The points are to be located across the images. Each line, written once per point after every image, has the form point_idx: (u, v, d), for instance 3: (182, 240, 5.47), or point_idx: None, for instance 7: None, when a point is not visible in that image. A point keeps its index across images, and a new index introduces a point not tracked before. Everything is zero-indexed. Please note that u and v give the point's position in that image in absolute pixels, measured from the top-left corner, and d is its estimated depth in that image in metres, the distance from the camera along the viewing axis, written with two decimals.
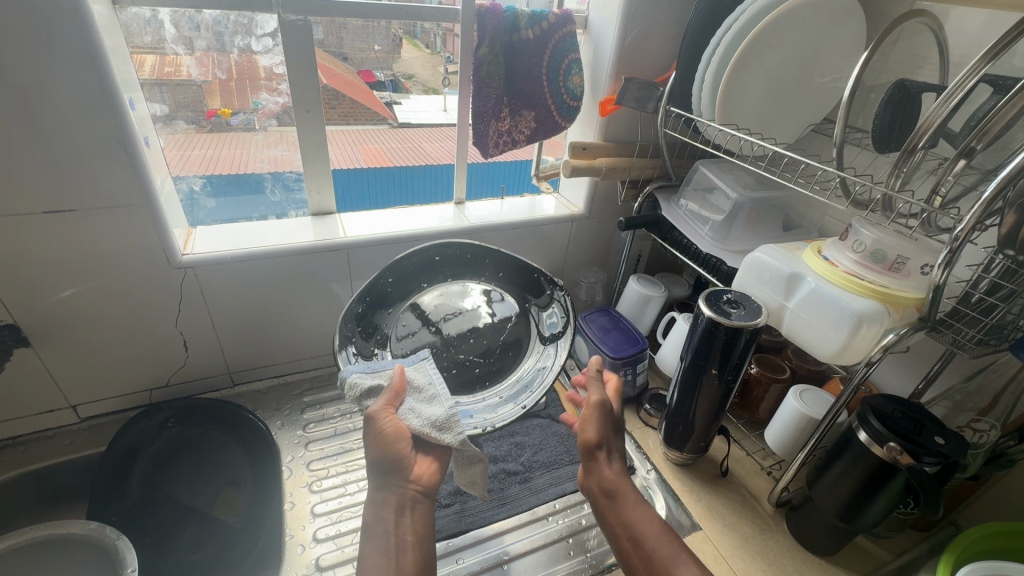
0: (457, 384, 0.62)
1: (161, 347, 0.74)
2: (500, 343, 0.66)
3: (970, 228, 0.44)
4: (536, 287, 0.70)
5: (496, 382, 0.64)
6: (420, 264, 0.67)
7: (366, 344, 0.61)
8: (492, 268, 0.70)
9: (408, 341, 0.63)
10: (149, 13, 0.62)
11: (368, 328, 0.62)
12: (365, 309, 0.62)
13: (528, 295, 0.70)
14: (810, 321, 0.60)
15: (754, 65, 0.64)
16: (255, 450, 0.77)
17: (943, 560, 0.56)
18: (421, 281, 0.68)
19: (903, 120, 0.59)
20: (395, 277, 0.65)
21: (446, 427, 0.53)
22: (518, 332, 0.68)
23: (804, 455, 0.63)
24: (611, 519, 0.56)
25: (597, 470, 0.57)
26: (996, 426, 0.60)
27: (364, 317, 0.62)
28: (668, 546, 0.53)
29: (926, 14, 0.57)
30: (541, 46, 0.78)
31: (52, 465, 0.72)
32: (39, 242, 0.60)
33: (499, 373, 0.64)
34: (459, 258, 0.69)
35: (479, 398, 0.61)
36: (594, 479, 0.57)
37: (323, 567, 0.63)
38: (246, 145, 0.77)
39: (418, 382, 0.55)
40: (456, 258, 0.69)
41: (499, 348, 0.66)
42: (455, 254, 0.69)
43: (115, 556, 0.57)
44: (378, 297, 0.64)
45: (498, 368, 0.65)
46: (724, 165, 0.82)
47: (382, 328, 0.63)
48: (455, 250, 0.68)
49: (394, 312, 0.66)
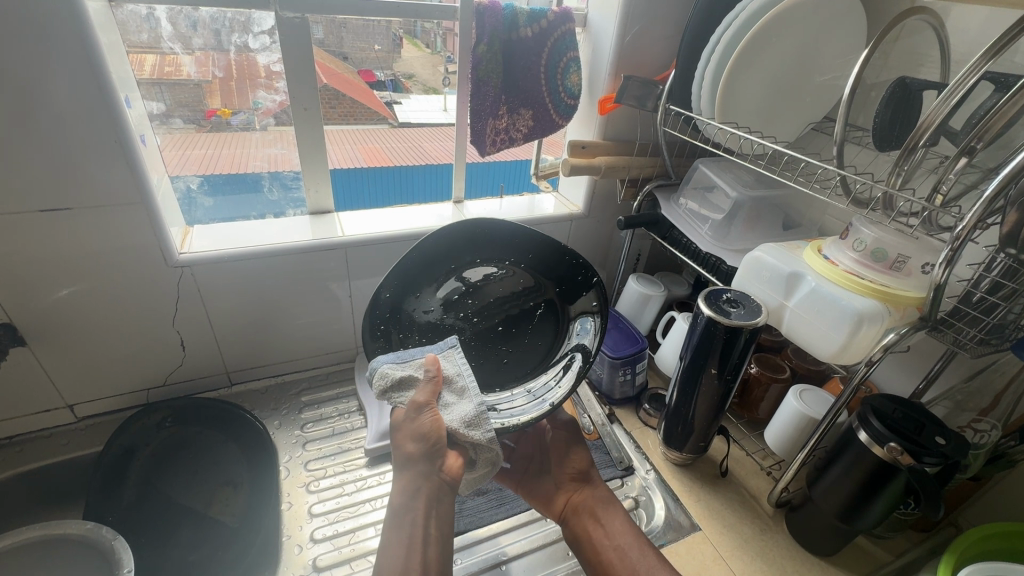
0: (485, 375, 0.64)
1: (159, 347, 0.73)
2: (526, 331, 0.68)
3: (971, 227, 0.44)
4: (566, 274, 0.69)
5: (524, 375, 0.66)
6: (446, 247, 0.65)
7: (393, 333, 0.62)
8: (520, 251, 0.68)
9: (438, 327, 0.65)
10: (146, 10, 0.61)
11: (396, 315, 0.63)
12: (392, 297, 0.62)
13: (560, 280, 0.69)
14: (810, 321, 0.60)
15: (753, 63, 0.64)
16: (252, 449, 0.77)
17: (944, 561, 0.55)
18: (448, 263, 0.66)
19: (905, 118, 0.58)
20: (422, 263, 0.64)
21: (474, 424, 0.53)
22: (546, 322, 0.69)
23: (804, 455, 0.62)
24: (596, 537, 0.61)
25: (584, 492, 0.65)
26: (997, 426, 0.59)
27: (392, 307, 0.63)
28: (653, 556, 0.57)
29: (927, 11, 0.56)
30: (540, 45, 0.78)
31: (46, 465, 0.71)
32: (35, 240, 0.60)
33: (526, 366, 0.66)
34: (486, 239, 0.67)
35: (508, 391, 0.64)
36: (581, 501, 0.64)
37: (320, 568, 0.62)
38: (245, 144, 0.77)
39: (449, 375, 0.56)
40: (483, 239, 0.67)
41: (526, 338, 0.68)
42: (483, 234, 0.66)
43: (111, 557, 0.57)
44: (405, 285, 0.63)
45: (525, 359, 0.67)
46: (724, 164, 0.81)
47: (415, 316, 0.64)
48: (479, 228, 0.66)
49: (423, 295, 0.65)
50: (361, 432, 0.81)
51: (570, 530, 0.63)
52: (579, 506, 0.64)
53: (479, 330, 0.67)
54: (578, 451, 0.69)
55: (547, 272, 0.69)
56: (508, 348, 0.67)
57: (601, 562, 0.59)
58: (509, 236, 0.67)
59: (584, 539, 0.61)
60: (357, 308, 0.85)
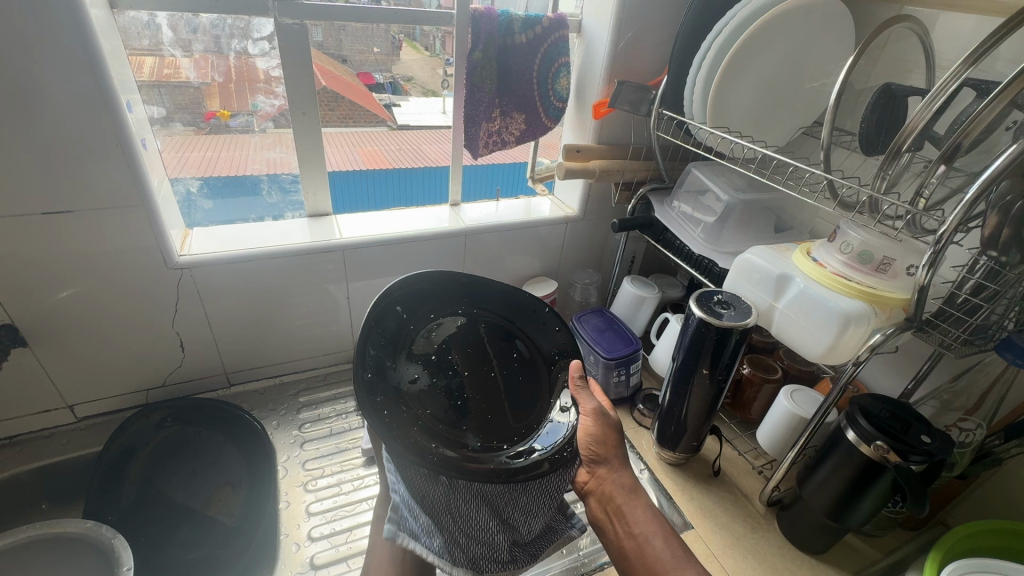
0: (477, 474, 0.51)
1: (159, 347, 0.74)
2: (513, 371, 0.64)
3: (953, 229, 0.45)
4: (523, 311, 0.68)
5: (532, 419, 0.60)
6: (403, 305, 0.60)
7: (391, 415, 0.52)
8: (471, 297, 0.67)
9: (435, 392, 0.59)
10: (147, 16, 0.63)
11: (385, 391, 0.54)
12: (372, 374, 0.53)
13: (523, 311, 0.68)
14: (800, 322, 0.61)
15: (742, 70, 0.65)
16: (251, 448, 0.78)
17: (929, 558, 0.56)
18: (410, 323, 0.61)
19: (889, 123, 0.60)
20: (389, 328, 0.58)
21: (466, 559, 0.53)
22: (528, 360, 0.66)
23: (794, 454, 0.63)
24: (617, 524, 0.57)
25: (605, 473, 0.58)
26: (982, 425, 0.61)
27: (379, 381, 0.54)
28: (677, 550, 0.54)
29: (911, 19, 0.58)
30: (534, 50, 0.79)
31: (48, 464, 0.72)
32: (34, 242, 0.60)
33: (532, 404, 0.61)
34: (437, 293, 0.64)
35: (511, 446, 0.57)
36: (602, 485, 0.58)
37: (318, 566, 0.63)
38: (244, 147, 0.78)
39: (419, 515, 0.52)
40: (446, 286, 0.64)
41: (518, 376, 0.64)
42: (433, 288, 0.63)
43: (111, 555, 0.58)
44: (379, 360, 0.56)
45: (528, 399, 0.62)
46: (715, 167, 0.83)
47: (403, 388, 0.57)
48: (431, 277, 0.63)
49: (400, 367, 0.58)
50: (358, 431, 0.82)
51: (591, 509, 0.59)
52: (603, 490, 0.58)
53: (473, 387, 0.61)
54: (600, 430, 0.59)
55: (503, 311, 0.68)
56: (508, 391, 0.62)
57: (619, 550, 0.56)
58: (460, 283, 0.66)
59: (605, 523, 0.58)
60: (354, 309, 0.86)
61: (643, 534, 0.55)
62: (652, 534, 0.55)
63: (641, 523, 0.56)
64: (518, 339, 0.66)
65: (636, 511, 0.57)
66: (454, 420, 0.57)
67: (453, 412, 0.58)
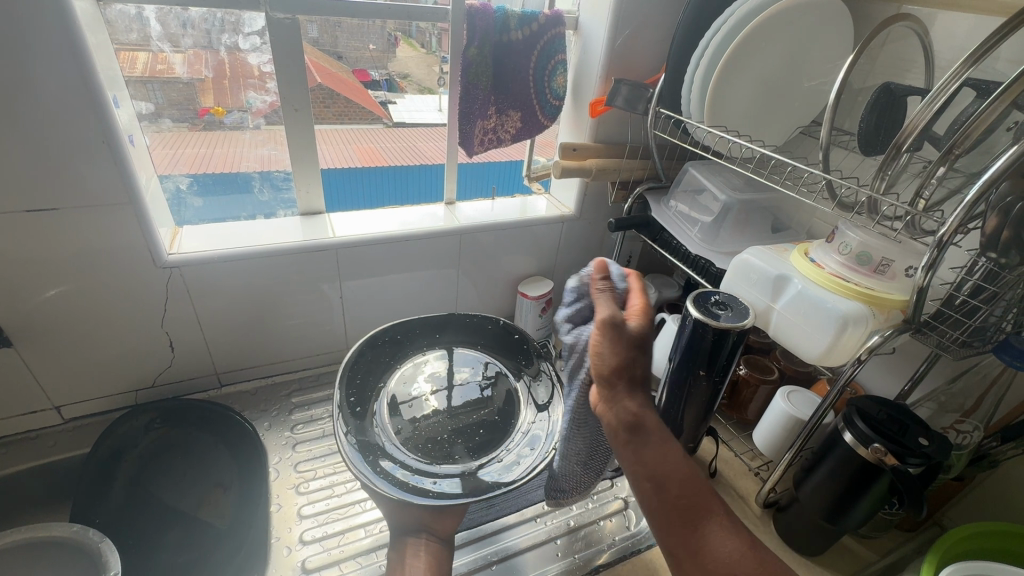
0: (494, 486, 0.55)
1: (149, 347, 0.73)
2: (482, 393, 0.70)
3: (954, 230, 0.45)
4: (476, 331, 0.77)
5: (515, 416, 0.67)
6: (362, 367, 0.68)
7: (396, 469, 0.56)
8: (429, 330, 0.76)
9: (421, 437, 0.63)
10: (135, 9, 0.61)
11: (375, 452, 0.58)
12: (362, 443, 0.58)
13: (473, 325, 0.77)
14: (798, 323, 0.61)
15: (741, 69, 0.65)
16: (241, 449, 0.77)
17: (927, 560, 0.56)
18: (375, 381, 0.68)
19: (888, 123, 0.59)
20: (362, 387, 0.66)
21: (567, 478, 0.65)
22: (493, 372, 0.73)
23: (791, 456, 0.63)
24: (627, 460, 0.50)
25: (617, 401, 0.51)
26: (979, 427, 0.61)
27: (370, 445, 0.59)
28: (698, 494, 0.47)
29: (911, 17, 0.57)
30: (530, 47, 0.78)
31: (34, 466, 0.71)
32: (17, 240, 0.59)
33: (512, 410, 0.68)
34: (398, 341, 0.73)
35: (506, 445, 0.62)
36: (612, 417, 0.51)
37: (309, 570, 0.62)
38: (236, 144, 0.76)
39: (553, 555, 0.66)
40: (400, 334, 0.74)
41: (487, 392, 0.70)
42: (399, 338, 0.73)
43: (98, 558, 0.57)
44: (361, 427, 0.60)
45: (508, 402, 0.69)
46: (713, 166, 0.82)
47: (394, 440, 0.61)
48: (380, 332, 0.73)
49: (382, 421, 0.63)
50: None
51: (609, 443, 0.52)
52: (610, 419, 0.51)
53: (454, 418, 0.66)
54: (614, 346, 0.52)
55: (460, 337, 0.77)
56: (486, 409, 0.68)
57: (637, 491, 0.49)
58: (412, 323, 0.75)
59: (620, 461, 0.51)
60: (347, 309, 0.85)
61: (658, 477, 0.47)
62: (670, 478, 0.47)
63: (655, 464, 0.48)
64: (478, 358, 0.74)
65: (649, 449, 0.49)
66: (445, 451, 0.62)
67: (443, 445, 0.62)
